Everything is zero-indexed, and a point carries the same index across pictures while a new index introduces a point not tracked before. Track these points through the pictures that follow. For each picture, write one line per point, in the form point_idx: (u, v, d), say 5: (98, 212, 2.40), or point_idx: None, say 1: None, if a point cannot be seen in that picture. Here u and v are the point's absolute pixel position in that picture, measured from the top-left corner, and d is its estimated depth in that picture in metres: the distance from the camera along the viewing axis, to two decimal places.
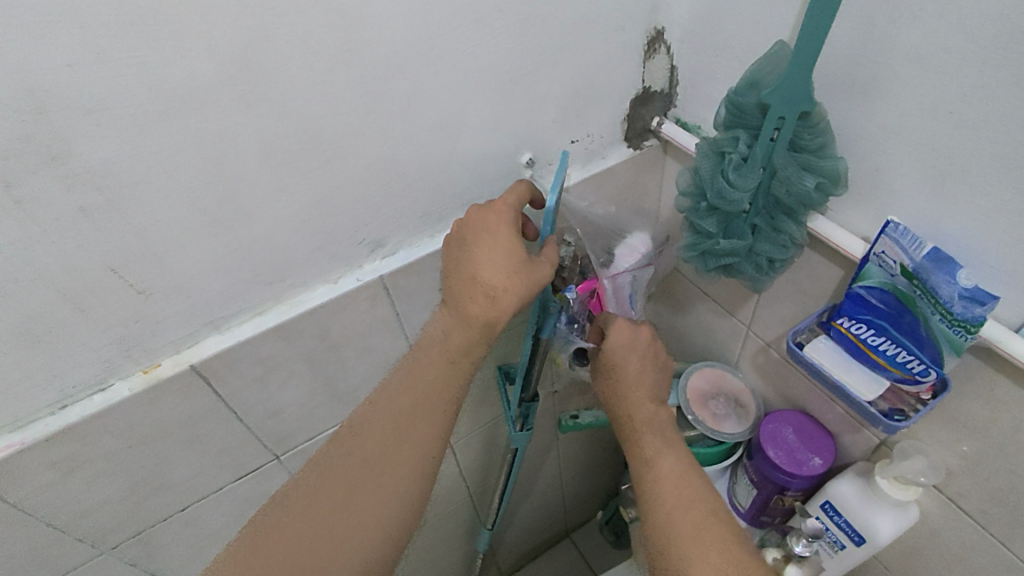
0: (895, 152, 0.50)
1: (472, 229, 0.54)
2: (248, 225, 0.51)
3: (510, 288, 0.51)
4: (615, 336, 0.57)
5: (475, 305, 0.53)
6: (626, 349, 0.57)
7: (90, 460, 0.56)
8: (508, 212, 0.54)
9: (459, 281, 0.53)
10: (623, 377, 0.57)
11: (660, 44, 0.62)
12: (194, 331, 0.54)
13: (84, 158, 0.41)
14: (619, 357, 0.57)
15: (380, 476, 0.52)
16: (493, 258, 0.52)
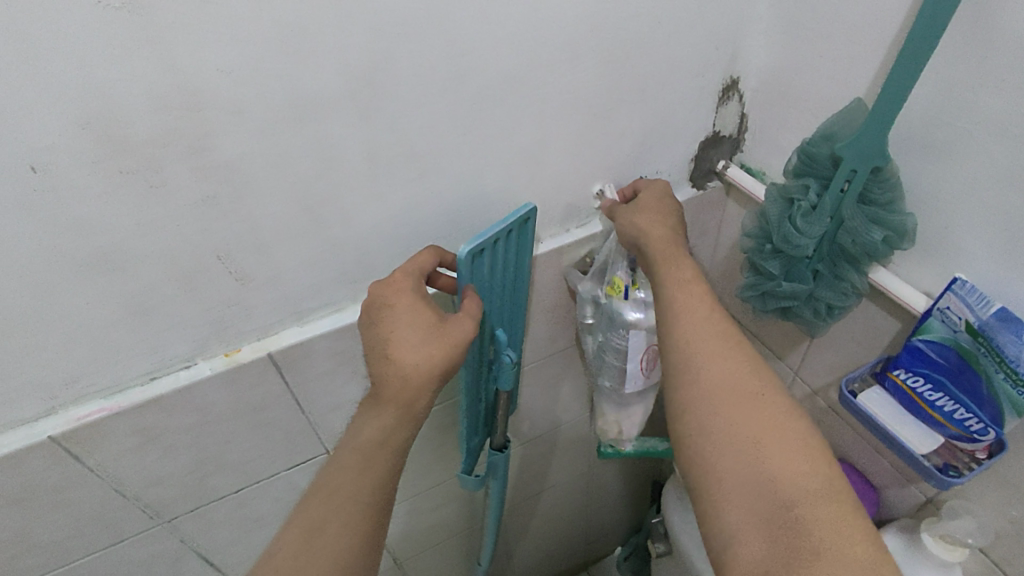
0: (967, 213, 0.51)
1: (377, 308, 0.54)
2: (342, 227, 0.54)
3: (429, 360, 0.53)
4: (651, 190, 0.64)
5: (390, 384, 0.53)
6: (663, 200, 0.63)
7: (166, 433, 0.59)
8: (407, 281, 0.54)
9: (375, 359, 0.54)
10: (663, 221, 0.61)
11: (734, 91, 0.65)
12: (277, 321, 0.58)
13: (215, 152, 0.45)
14: (654, 202, 0.62)
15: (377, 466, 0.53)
16: (405, 329, 0.53)
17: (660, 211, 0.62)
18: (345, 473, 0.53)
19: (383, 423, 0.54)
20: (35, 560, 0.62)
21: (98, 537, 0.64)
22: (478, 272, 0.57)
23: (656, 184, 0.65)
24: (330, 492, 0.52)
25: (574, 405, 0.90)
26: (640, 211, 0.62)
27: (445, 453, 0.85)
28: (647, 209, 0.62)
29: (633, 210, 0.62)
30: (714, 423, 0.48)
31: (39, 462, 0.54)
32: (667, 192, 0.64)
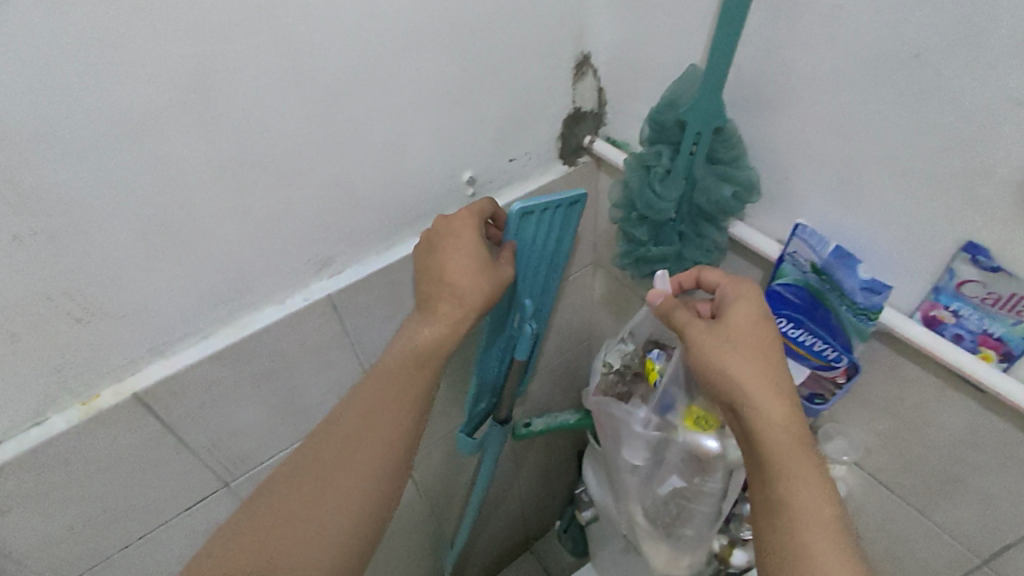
0: (800, 162, 0.55)
1: (440, 237, 0.59)
2: (190, 250, 0.50)
3: (481, 290, 0.58)
4: (739, 306, 0.54)
5: (443, 305, 0.58)
6: (754, 322, 0.53)
7: (25, 500, 0.53)
8: (472, 218, 0.60)
9: (428, 280, 0.59)
10: (755, 357, 0.51)
11: (587, 67, 0.67)
12: (136, 358, 0.53)
13: (16, 185, 0.40)
14: (742, 327, 0.53)
15: (356, 450, 0.53)
16: (459, 258, 0.58)
17: (748, 338, 0.52)
18: (359, 417, 0.55)
19: (368, 398, 0.55)
20: None
21: None
22: (526, 230, 0.63)
23: (746, 294, 0.54)
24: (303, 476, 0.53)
25: None
26: (720, 339, 0.53)
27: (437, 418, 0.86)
28: (731, 336, 0.53)
29: (712, 335, 0.53)
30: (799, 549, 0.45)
31: None
32: (762, 310, 0.53)
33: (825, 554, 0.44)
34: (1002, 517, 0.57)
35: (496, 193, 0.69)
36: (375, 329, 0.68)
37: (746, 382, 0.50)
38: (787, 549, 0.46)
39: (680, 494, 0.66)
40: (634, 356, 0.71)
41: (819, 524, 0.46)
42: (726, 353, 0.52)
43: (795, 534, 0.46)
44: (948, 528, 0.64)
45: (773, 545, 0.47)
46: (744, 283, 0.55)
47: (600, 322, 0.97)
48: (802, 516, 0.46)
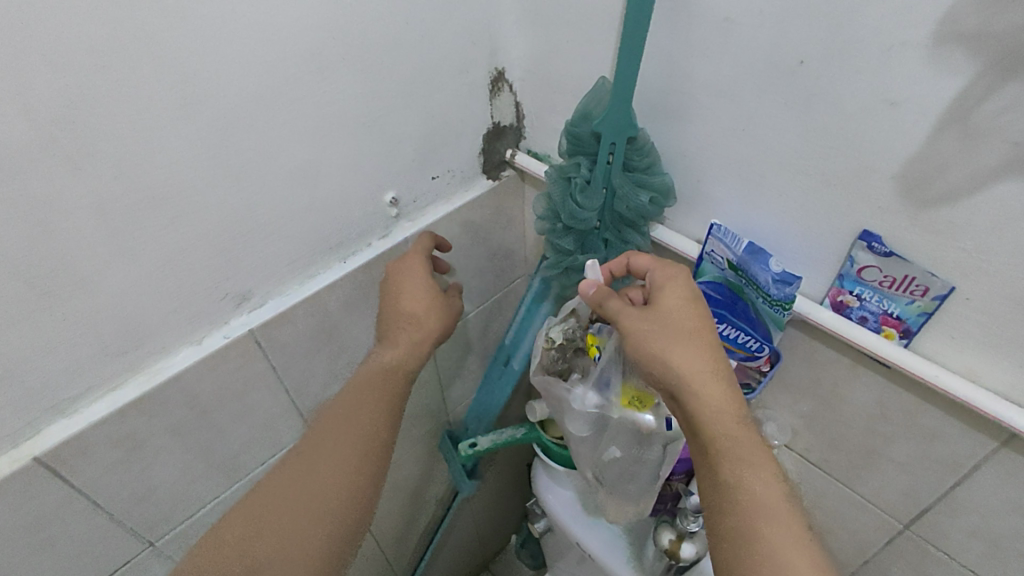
0: (709, 165, 0.58)
1: (394, 278, 0.62)
2: (87, 295, 0.46)
3: (432, 319, 0.61)
4: (669, 291, 0.55)
5: (401, 332, 0.61)
6: (685, 306, 0.54)
7: None
8: (420, 257, 0.63)
9: (387, 313, 0.62)
10: (689, 340, 0.52)
11: (503, 83, 0.68)
12: (34, 419, 0.49)
13: None
14: (676, 311, 0.54)
15: (327, 457, 0.55)
16: (412, 293, 0.62)
17: (682, 322, 0.53)
18: (327, 422, 0.57)
19: (340, 407, 0.58)
20: None
21: None
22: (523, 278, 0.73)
23: (674, 279, 0.56)
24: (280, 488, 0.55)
25: (429, 415, 0.89)
26: (656, 326, 0.53)
27: None
28: (667, 321, 0.54)
29: (648, 323, 0.54)
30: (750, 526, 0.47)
31: None
32: (691, 294, 0.55)
33: (774, 528, 0.46)
34: (915, 482, 0.62)
35: (422, 212, 0.68)
36: (305, 362, 0.65)
37: (685, 366, 0.51)
38: (737, 529, 0.47)
39: (630, 475, 0.68)
40: (577, 331, 0.69)
41: (766, 499, 0.47)
42: (663, 340, 0.53)
43: (743, 511, 0.47)
44: (872, 497, 0.68)
45: (724, 527, 0.48)
46: (670, 268, 0.57)
47: None
48: (748, 493, 0.48)
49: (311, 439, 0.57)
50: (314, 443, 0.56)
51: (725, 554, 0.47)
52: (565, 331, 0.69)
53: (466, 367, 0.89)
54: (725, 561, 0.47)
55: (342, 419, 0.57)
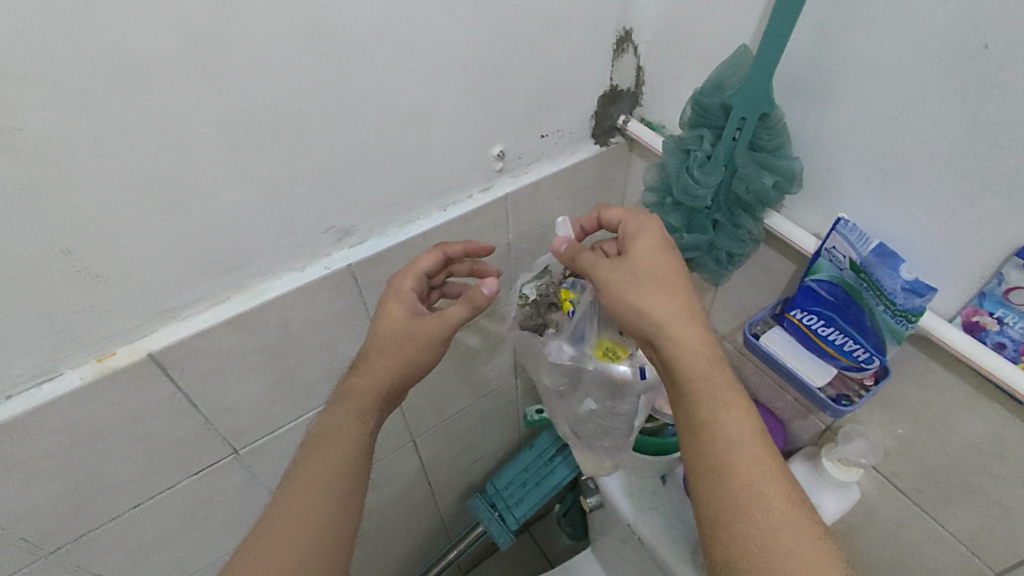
0: (847, 154, 0.53)
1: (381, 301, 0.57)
2: (207, 209, 0.48)
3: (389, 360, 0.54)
4: (642, 239, 0.53)
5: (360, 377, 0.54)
6: (655, 252, 0.53)
7: (29, 458, 0.52)
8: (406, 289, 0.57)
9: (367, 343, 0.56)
10: (660, 284, 0.51)
11: (628, 43, 0.64)
12: (149, 319, 0.52)
13: (19, 132, 0.38)
14: (646, 257, 0.53)
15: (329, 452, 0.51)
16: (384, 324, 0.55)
17: (652, 267, 0.52)
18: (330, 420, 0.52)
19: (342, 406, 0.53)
20: None
21: None
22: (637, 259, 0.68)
23: (644, 227, 0.55)
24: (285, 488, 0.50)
25: (498, 374, 0.89)
26: (627, 274, 0.52)
27: (450, 392, 0.84)
28: (638, 268, 0.52)
29: (620, 271, 0.52)
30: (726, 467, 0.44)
31: None
32: (662, 240, 0.53)
33: (753, 468, 0.43)
34: (1020, 530, 0.56)
35: (525, 170, 0.67)
36: None
37: (655, 311, 0.49)
38: (715, 473, 0.44)
39: (604, 424, 0.70)
40: (552, 288, 0.68)
41: (743, 439, 0.45)
42: (636, 285, 0.51)
43: (721, 452, 0.44)
44: (962, 538, 0.63)
45: (701, 472, 0.45)
46: (642, 218, 0.56)
47: None
48: (724, 436, 0.45)
49: (291, 490, 0.50)
50: (294, 495, 0.49)
51: (705, 501, 0.44)
52: (541, 290, 0.68)
53: None
54: (706, 508, 0.44)
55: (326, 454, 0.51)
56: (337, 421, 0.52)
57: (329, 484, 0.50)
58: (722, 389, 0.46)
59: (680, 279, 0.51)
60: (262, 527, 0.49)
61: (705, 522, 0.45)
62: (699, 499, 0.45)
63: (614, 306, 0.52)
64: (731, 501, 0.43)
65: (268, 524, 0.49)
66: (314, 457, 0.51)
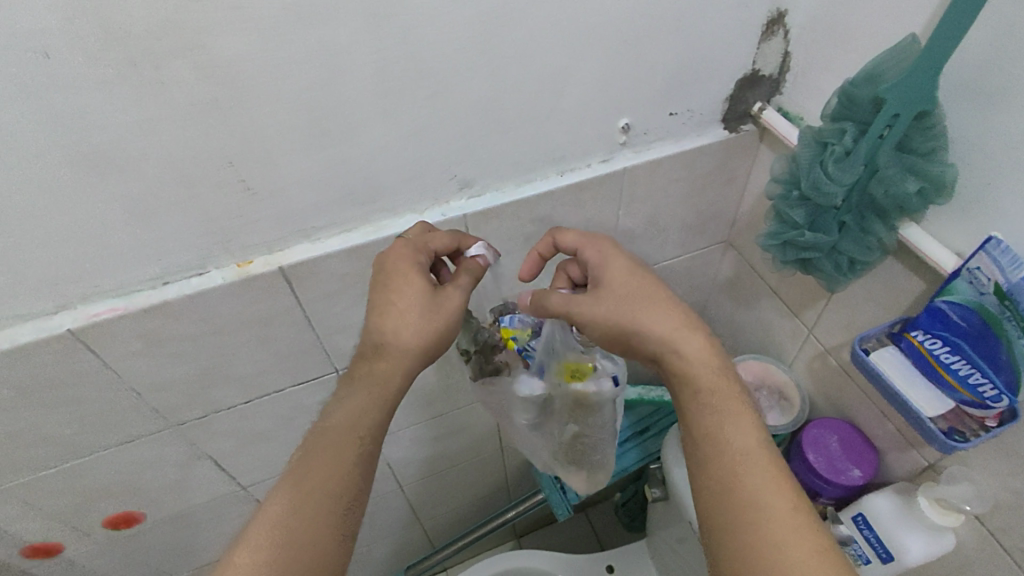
0: (1013, 169, 0.48)
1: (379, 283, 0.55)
2: (351, 142, 0.53)
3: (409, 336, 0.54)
4: (617, 265, 0.58)
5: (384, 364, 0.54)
6: (629, 276, 0.57)
7: (175, 338, 0.60)
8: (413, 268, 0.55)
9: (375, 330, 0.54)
10: (651, 304, 0.55)
11: (779, 27, 0.61)
12: (286, 235, 0.58)
13: (209, 50, 0.43)
14: (629, 282, 0.57)
15: (343, 446, 0.50)
16: (401, 305, 0.54)
17: (630, 292, 0.56)
18: (346, 414, 0.52)
19: (355, 403, 0.52)
20: (48, 452, 0.64)
21: (110, 435, 0.66)
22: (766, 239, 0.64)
23: (607, 254, 0.59)
24: (296, 478, 0.49)
25: None
26: (614, 300, 0.56)
27: None
28: (620, 291, 0.56)
29: (606, 297, 0.56)
30: (731, 479, 0.46)
31: (50, 354, 0.55)
32: (634, 264, 0.58)
33: (759, 477, 0.45)
34: None
35: (647, 146, 0.67)
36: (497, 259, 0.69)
37: (653, 328, 0.53)
38: (720, 484, 0.46)
39: (595, 440, 0.69)
40: (488, 334, 0.68)
41: (746, 450, 0.47)
42: (625, 308, 0.55)
43: (726, 458, 0.47)
44: None
45: (710, 478, 0.47)
46: (599, 243, 0.59)
47: (714, 304, 0.93)
48: (730, 448, 0.47)
49: (302, 480, 0.48)
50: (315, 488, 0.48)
51: (711, 506, 0.46)
52: (478, 339, 0.69)
53: None
54: (712, 512, 0.46)
55: (342, 445, 0.50)
56: (355, 416, 0.52)
57: (344, 475, 0.49)
58: (727, 402, 0.50)
59: (663, 299, 0.55)
60: (269, 520, 0.47)
61: (711, 535, 0.46)
62: (709, 513, 0.47)
63: (607, 332, 0.55)
64: (734, 512, 0.45)
65: (286, 514, 0.47)
66: (330, 451, 0.50)
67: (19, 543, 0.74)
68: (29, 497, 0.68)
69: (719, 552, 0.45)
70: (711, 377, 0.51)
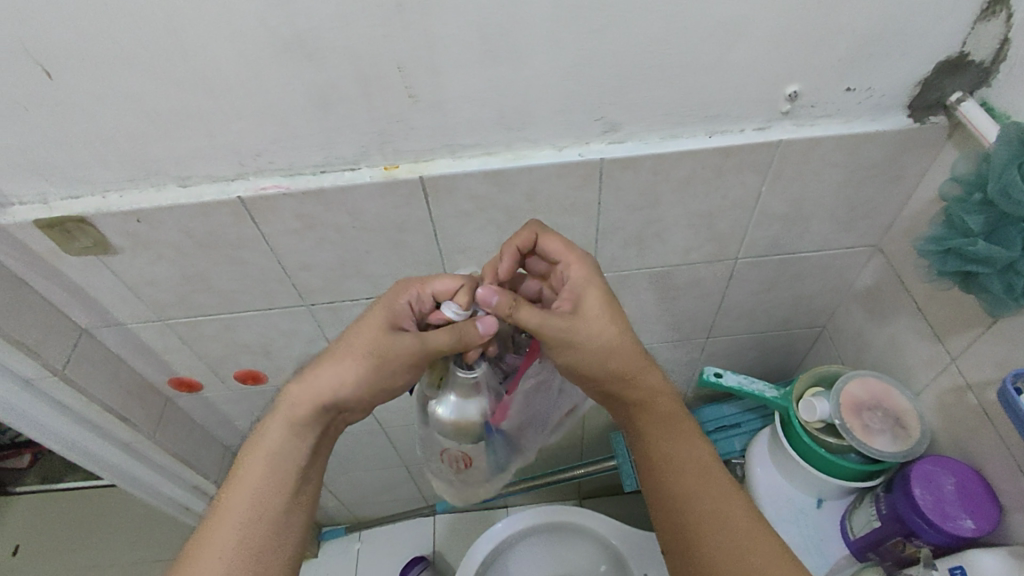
0: None
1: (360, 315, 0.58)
2: (512, 65, 0.54)
3: (355, 356, 0.56)
4: (590, 294, 0.58)
5: (319, 381, 0.56)
6: (607, 314, 0.57)
7: (324, 225, 0.66)
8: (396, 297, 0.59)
9: (334, 352, 0.57)
10: (618, 338, 0.57)
11: (1005, 6, 0.53)
12: (435, 148, 0.61)
13: None
14: (594, 311, 0.57)
15: (267, 475, 0.54)
16: (362, 332, 0.56)
17: (609, 329, 0.57)
18: (268, 445, 0.55)
19: (276, 434, 0.55)
20: (208, 300, 0.75)
21: (257, 299, 0.76)
22: (926, 248, 0.58)
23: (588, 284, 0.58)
24: (230, 510, 0.53)
25: (688, 324, 0.88)
26: (586, 334, 0.56)
27: (640, 319, 0.86)
28: (590, 323, 0.56)
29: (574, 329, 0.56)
30: (701, 489, 0.56)
31: (225, 215, 0.64)
32: (602, 289, 0.58)
33: (719, 487, 0.56)
34: None
35: (811, 121, 0.62)
36: (624, 212, 0.68)
37: (623, 364, 0.57)
38: (683, 496, 0.56)
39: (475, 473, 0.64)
40: None
41: (706, 464, 0.57)
42: (598, 342, 0.56)
43: (688, 476, 0.57)
44: None
45: (680, 496, 0.56)
46: (582, 265, 0.59)
47: (845, 313, 0.86)
48: (692, 464, 0.57)
49: (237, 508, 0.53)
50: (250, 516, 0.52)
51: (681, 518, 0.55)
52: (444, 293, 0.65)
53: (750, 301, 0.85)
54: (684, 525, 0.55)
55: (264, 473, 0.54)
56: (278, 453, 0.55)
57: (270, 498, 0.53)
58: (685, 428, 0.59)
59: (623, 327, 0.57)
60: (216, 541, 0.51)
61: (691, 543, 0.54)
62: (682, 521, 0.55)
63: (575, 361, 0.57)
64: (701, 518, 0.54)
65: (224, 541, 0.51)
66: (264, 485, 0.54)
67: (172, 374, 0.88)
68: (186, 337, 0.81)
69: (693, 550, 0.54)
70: (668, 405, 0.59)
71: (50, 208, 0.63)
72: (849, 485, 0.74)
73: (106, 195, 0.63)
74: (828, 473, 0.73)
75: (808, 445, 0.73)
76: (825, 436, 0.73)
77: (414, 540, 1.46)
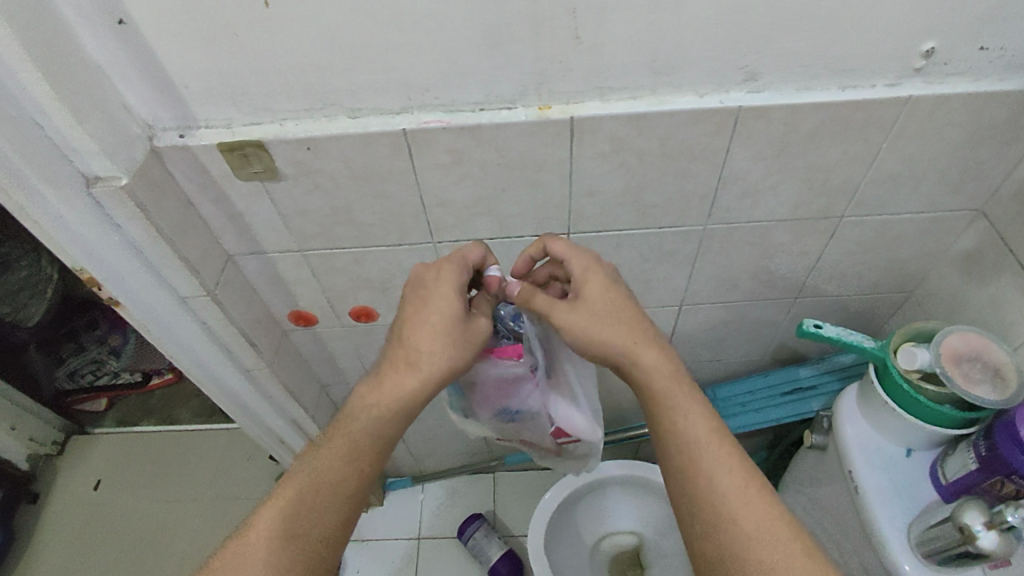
0: None
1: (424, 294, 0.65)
2: (675, 11, 0.59)
3: (444, 343, 0.64)
4: (592, 280, 0.66)
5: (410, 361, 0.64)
6: (606, 291, 0.66)
7: (470, 161, 0.72)
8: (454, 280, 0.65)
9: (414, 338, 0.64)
10: (617, 321, 0.65)
11: None
12: (586, 90, 0.67)
13: None
14: (595, 294, 0.65)
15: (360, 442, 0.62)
16: (438, 320, 0.64)
17: (605, 309, 0.65)
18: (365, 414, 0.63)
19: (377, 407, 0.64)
20: (346, 233, 0.82)
21: (391, 233, 0.82)
22: None
23: (589, 265, 0.67)
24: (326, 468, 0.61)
25: (781, 282, 0.93)
26: (585, 314, 0.65)
27: (738, 274, 0.91)
28: (591, 306, 0.65)
29: (577, 312, 0.65)
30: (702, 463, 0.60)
31: (385, 146, 0.70)
32: (607, 278, 0.67)
33: (713, 461, 0.60)
34: None
35: (939, 80, 0.66)
36: (750, 162, 0.73)
37: (614, 339, 0.64)
38: (684, 468, 0.60)
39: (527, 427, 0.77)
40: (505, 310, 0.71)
41: (699, 438, 0.61)
42: (599, 321, 0.64)
43: (687, 450, 0.61)
44: None
45: (682, 473, 0.60)
46: (581, 258, 0.67)
47: (937, 277, 0.90)
48: (691, 437, 0.61)
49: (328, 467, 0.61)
50: (320, 497, 0.59)
51: (685, 494, 0.60)
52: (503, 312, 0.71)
53: (846, 262, 0.89)
54: (687, 499, 0.60)
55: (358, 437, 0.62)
56: (367, 425, 0.63)
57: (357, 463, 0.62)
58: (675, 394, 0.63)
59: (624, 305, 0.66)
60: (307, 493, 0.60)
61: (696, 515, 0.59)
62: (689, 494, 0.60)
63: (582, 340, 0.65)
64: (701, 495, 0.59)
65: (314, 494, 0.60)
66: (353, 451, 0.62)
67: (293, 306, 0.95)
68: (317, 268, 0.87)
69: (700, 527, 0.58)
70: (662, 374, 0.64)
71: (233, 133, 0.69)
72: (944, 433, 0.78)
73: (282, 123, 0.69)
74: (926, 419, 0.77)
75: (907, 392, 0.77)
76: (923, 386, 0.78)
77: (475, 494, 1.53)
